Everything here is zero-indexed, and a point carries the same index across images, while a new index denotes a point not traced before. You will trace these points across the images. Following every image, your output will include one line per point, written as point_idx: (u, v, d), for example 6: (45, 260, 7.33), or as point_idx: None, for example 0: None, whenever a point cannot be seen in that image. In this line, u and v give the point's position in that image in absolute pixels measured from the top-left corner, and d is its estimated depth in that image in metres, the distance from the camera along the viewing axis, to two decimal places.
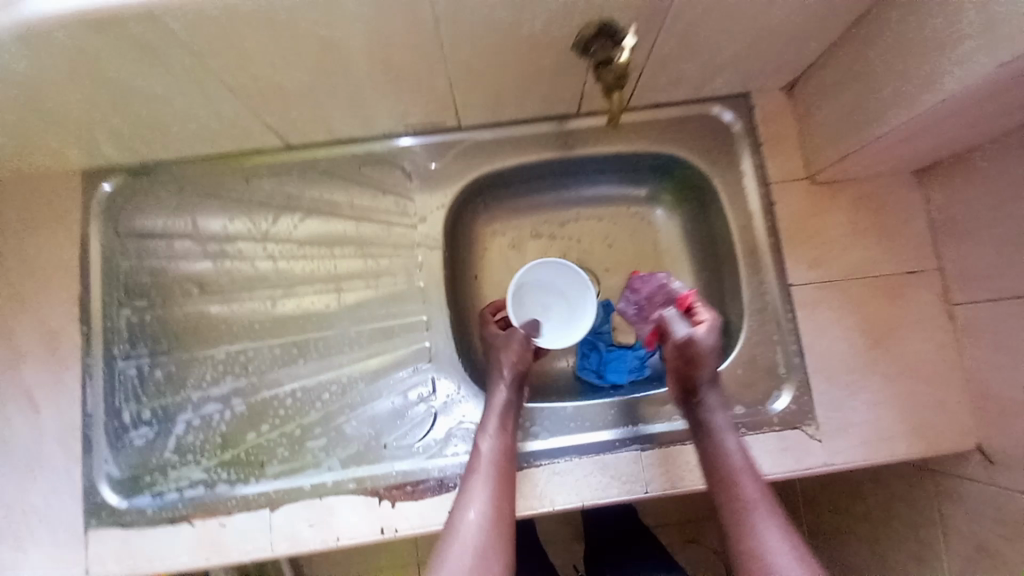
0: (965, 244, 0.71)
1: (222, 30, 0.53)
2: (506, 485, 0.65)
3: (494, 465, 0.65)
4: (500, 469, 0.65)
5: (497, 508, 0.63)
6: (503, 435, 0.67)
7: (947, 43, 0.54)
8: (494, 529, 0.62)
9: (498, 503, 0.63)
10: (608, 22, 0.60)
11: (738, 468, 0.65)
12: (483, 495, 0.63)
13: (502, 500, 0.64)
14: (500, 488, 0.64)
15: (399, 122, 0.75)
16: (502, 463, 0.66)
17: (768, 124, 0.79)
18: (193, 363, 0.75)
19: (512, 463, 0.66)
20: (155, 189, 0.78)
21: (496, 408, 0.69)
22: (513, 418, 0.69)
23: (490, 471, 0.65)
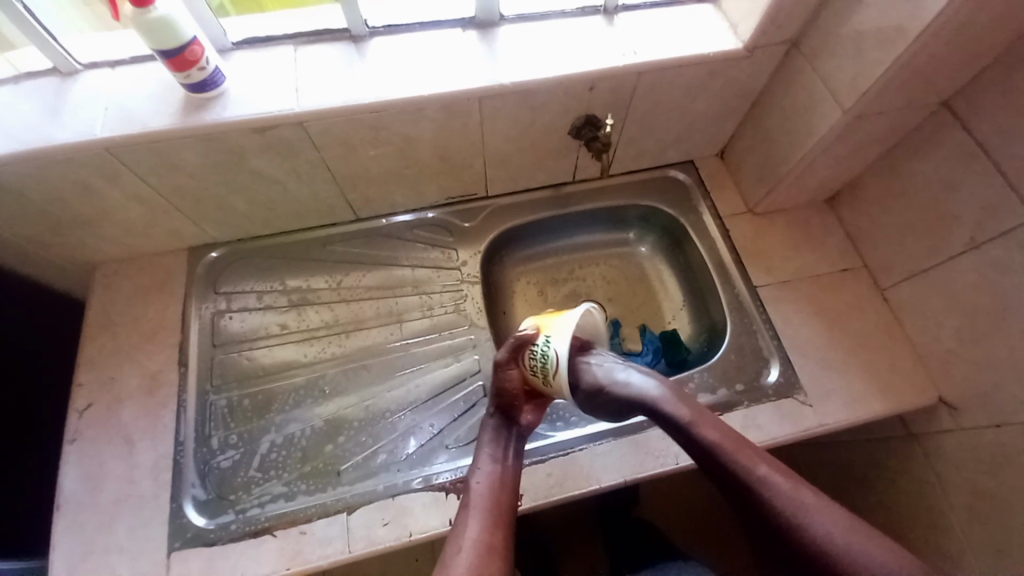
0: (875, 243, 0.96)
1: (344, 131, 0.79)
2: (501, 514, 0.67)
3: (486, 494, 0.69)
4: (495, 495, 0.68)
5: (493, 531, 0.64)
6: (495, 467, 0.73)
7: (815, 106, 0.83)
8: (490, 550, 0.61)
9: (493, 529, 0.65)
10: (592, 115, 0.89)
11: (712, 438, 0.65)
12: (476, 522, 0.65)
13: (499, 526, 0.65)
14: (494, 516, 0.66)
15: (444, 194, 0.99)
16: (497, 491, 0.70)
17: (712, 178, 1.07)
18: (277, 392, 0.87)
19: (507, 488, 0.70)
20: (250, 255, 0.97)
21: (488, 437, 0.76)
22: (503, 444, 0.76)
23: (485, 500, 0.68)
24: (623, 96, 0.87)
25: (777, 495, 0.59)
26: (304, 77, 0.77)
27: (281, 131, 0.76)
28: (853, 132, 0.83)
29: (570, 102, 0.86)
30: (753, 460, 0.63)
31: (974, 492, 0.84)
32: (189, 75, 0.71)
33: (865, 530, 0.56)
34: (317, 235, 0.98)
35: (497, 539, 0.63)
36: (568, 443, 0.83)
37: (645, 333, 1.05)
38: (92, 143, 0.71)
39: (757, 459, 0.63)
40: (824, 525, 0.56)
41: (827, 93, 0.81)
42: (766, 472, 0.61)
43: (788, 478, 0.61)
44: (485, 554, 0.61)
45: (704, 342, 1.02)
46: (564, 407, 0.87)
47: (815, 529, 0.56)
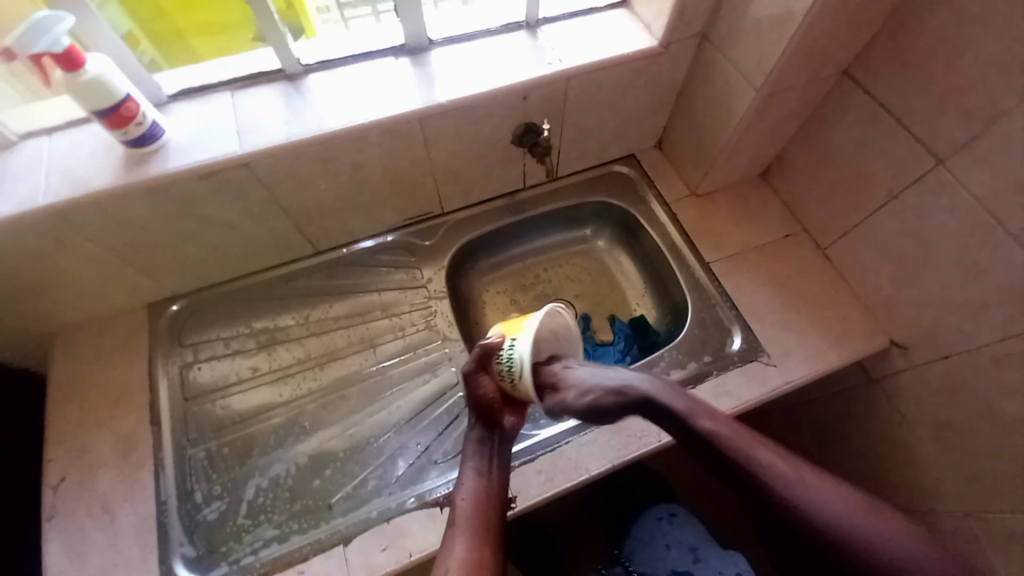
0: (809, 207, 1.03)
1: (291, 166, 0.80)
2: (486, 531, 0.68)
3: (472, 511, 0.70)
4: (480, 512, 0.69)
5: (481, 549, 0.65)
6: (479, 481, 0.73)
7: (733, 89, 0.90)
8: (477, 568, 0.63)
9: (479, 546, 0.66)
10: (531, 123, 0.94)
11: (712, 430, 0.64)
12: (463, 541, 0.66)
13: (486, 543, 0.66)
14: (480, 534, 0.67)
15: (400, 216, 1.01)
16: (483, 508, 0.70)
17: (654, 168, 1.13)
18: (257, 436, 0.86)
19: (492, 501, 0.71)
20: (212, 304, 0.96)
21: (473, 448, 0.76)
22: (488, 453, 0.75)
23: (470, 518, 0.69)
24: (558, 101, 0.92)
25: (774, 477, 0.59)
26: (245, 120, 0.79)
27: (229, 175, 0.77)
28: (770, 108, 0.89)
29: (509, 113, 0.90)
30: (751, 447, 0.62)
31: (938, 422, 0.90)
32: (128, 131, 0.71)
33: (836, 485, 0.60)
34: (279, 273, 0.99)
35: (484, 557, 0.65)
36: (553, 438, 0.84)
37: (614, 323, 1.08)
38: (35, 211, 0.71)
39: (766, 451, 0.62)
40: (828, 502, 0.58)
41: (740, 77, 0.88)
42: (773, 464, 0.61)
43: (798, 470, 0.60)
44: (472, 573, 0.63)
45: (669, 323, 1.07)
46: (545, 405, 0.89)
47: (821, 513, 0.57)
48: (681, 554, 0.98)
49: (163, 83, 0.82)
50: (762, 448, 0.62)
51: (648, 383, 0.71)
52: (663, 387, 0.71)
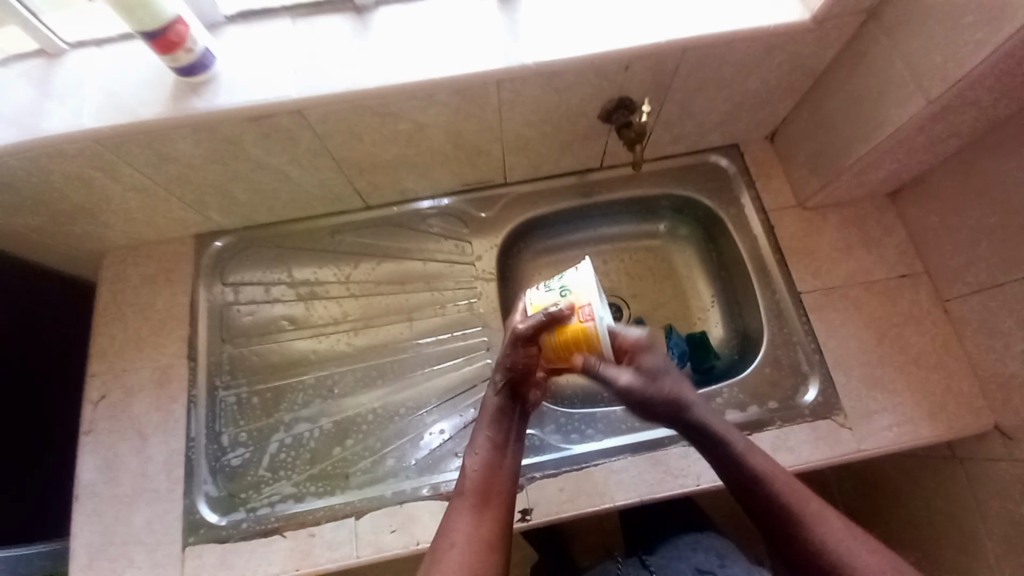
0: (941, 249, 0.85)
1: (346, 117, 0.71)
2: (492, 506, 0.62)
3: (479, 483, 0.64)
4: (490, 486, 0.63)
5: (489, 526, 0.60)
6: (488, 451, 0.66)
7: (889, 91, 0.71)
8: (485, 549, 0.58)
9: (486, 523, 0.61)
10: (625, 97, 0.78)
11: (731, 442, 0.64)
12: (468, 517, 0.61)
13: (493, 519, 0.61)
14: (487, 508, 0.62)
15: (457, 181, 0.92)
16: (490, 481, 0.64)
17: (759, 165, 0.96)
18: (285, 390, 0.85)
19: (501, 475, 0.65)
20: (256, 245, 0.92)
21: (489, 410, 0.68)
22: (505, 417, 0.68)
23: (477, 490, 0.63)
24: (664, 77, 0.76)
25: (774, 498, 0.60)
26: (302, 57, 0.69)
27: (279, 120, 0.70)
28: (935, 123, 0.70)
29: (602, 84, 0.75)
30: (760, 466, 0.62)
31: (1017, 524, 0.78)
32: (176, 58, 0.65)
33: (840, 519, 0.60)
34: (326, 223, 0.93)
35: (492, 536, 0.60)
36: (582, 457, 0.80)
37: (670, 335, 0.96)
38: (82, 135, 0.66)
39: (815, 504, 0.61)
40: (829, 536, 0.58)
41: (906, 78, 0.68)
42: (823, 518, 0.59)
43: (844, 524, 0.60)
44: (478, 553, 0.58)
45: (735, 348, 0.95)
46: (580, 418, 0.83)
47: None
48: (707, 557, 0.81)
49: (221, 1, 0.72)
50: (813, 501, 0.61)
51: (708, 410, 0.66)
52: (726, 425, 0.65)
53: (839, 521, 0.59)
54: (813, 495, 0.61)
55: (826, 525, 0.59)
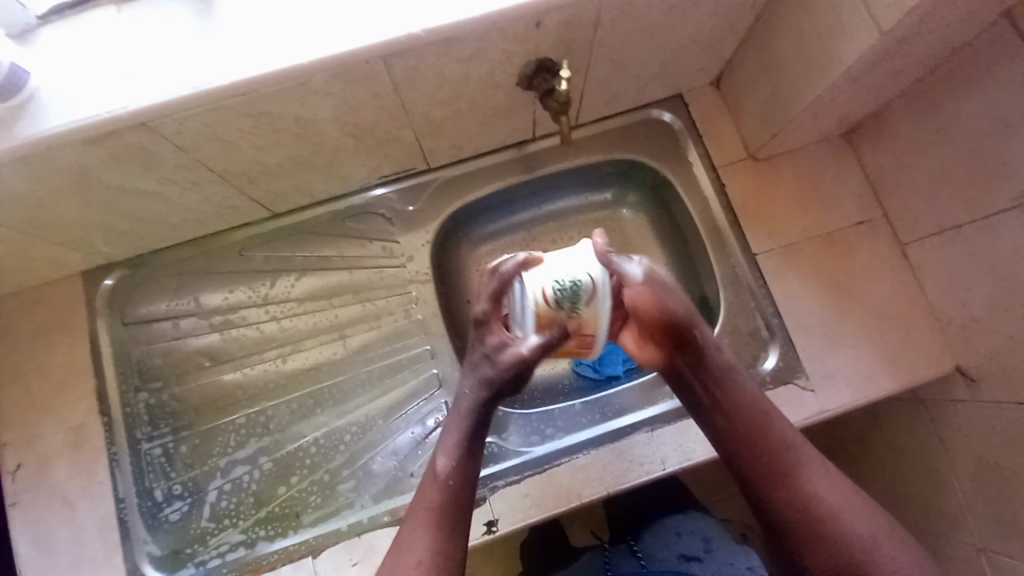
0: (899, 190, 0.79)
1: (207, 123, 0.59)
2: (458, 519, 0.58)
3: (448, 493, 0.59)
4: (457, 497, 0.59)
5: (451, 539, 0.57)
6: (457, 459, 0.60)
7: (837, 24, 0.62)
8: (445, 567, 0.56)
9: (449, 538, 0.57)
10: (544, 59, 0.67)
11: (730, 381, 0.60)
12: (431, 530, 0.57)
13: (456, 532, 0.58)
14: (451, 523, 0.58)
15: (372, 174, 0.81)
16: (456, 494, 0.59)
17: (705, 116, 0.87)
18: (216, 432, 0.78)
19: (466, 485, 0.60)
20: (154, 276, 0.81)
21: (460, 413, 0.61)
22: (477, 424, 0.61)
23: (445, 499, 0.59)
24: (584, 32, 0.65)
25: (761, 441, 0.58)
26: (136, 56, 0.56)
27: (125, 138, 0.57)
28: (891, 55, 0.62)
29: (512, 47, 0.63)
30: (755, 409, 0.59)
31: (980, 461, 0.77)
32: None
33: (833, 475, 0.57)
34: (231, 240, 0.82)
35: (452, 552, 0.57)
36: (545, 458, 0.76)
37: None
38: None
39: (807, 454, 0.57)
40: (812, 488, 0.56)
41: (856, 6, 0.59)
42: (808, 468, 0.57)
43: (832, 478, 0.56)
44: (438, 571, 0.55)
45: None
46: (540, 418, 0.79)
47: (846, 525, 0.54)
48: (693, 542, 0.83)
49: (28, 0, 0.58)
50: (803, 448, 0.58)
51: (713, 346, 0.61)
52: (728, 363, 0.60)
53: (827, 470, 0.57)
54: (808, 445, 0.58)
55: (816, 478, 0.56)
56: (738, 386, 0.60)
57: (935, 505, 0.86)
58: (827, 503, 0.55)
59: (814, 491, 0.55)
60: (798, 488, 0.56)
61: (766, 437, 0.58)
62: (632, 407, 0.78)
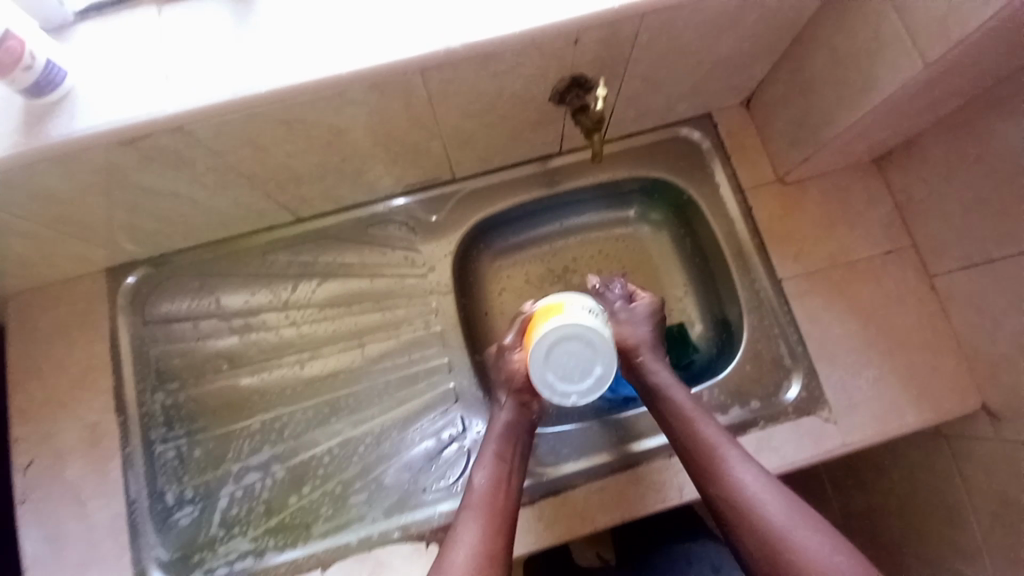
0: (930, 219, 0.78)
1: (241, 127, 0.59)
2: (502, 523, 0.59)
3: (492, 499, 0.61)
4: (499, 502, 0.60)
5: (492, 543, 0.57)
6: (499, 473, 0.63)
7: (877, 53, 0.61)
8: (486, 567, 0.55)
9: (495, 539, 0.57)
10: (578, 75, 0.67)
11: (667, 386, 0.68)
12: (477, 528, 0.58)
13: (498, 536, 0.58)
14: (497, 523, 0.59)
15: (398, 183, 0.80)
16: (499, 499, 0.61)
17: (733, 137, 0.86)
18: (230, 438, 0.77)
19: (508, 493, 0.62)
20: (175, 276, 0.81)
21: (498, 430, 0.67)
22: (514, 441, 0.66)
23: (489, 505, 0.60)
24: (620, 50, 0.64)
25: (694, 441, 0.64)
26: (173, 59, 0.57)
27: (159, 140, 0.57)
28: (931, 85, 0.61)
29: (548, 63, 0.63)
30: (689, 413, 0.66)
31: (1002, 501, 0.75)
32: (12, 79, 0.52)
33: (766, 479, 0.60)
34: (254, 242, 0.82)
35: (492, 554, 0.56)
36: (561, 480, 0.74)
37: None
38: None
39: (738, 455, 0.62)
40: (742, 486, 0.60)
41: (899, 35, 0.58)
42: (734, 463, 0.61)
43: (764, 481, 0.60)
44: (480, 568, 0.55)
45: (715, 340, 0.89)
46: (556, 437, 0.77)
47: (766, 515, 0.58)
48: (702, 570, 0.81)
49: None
50: (733, 447, 0.63)
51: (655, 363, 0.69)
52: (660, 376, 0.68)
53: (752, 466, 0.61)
54: (739, 446, 0.63)
55: (742, 473, 0.60)
56: (675, 397, 0.67)
57: (954, 542, 0.84)
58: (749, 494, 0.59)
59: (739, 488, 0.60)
60: (725, 485, 0.60)
61: (697, 436, 0.64)
62: (651, 431, 0.77)
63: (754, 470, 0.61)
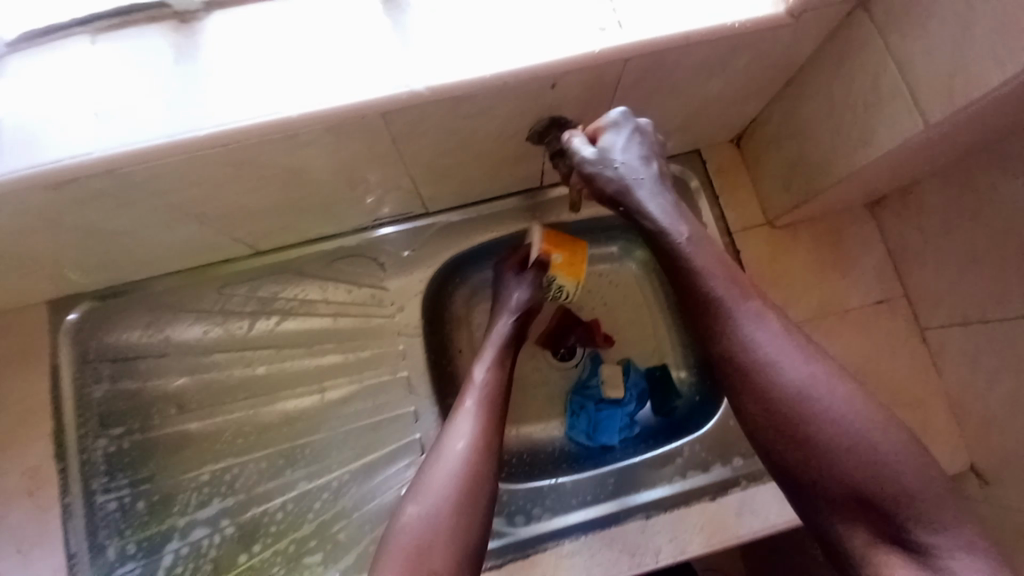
0: (923, 271, 0.74)
1: (185, 171, 0.53)
2: (494, 415, 0.63)
3: (488, 393, 0.65)
4: (492, 397, 0.64)
5: (481, 457, 0.59)
6: (492, 392, 0.65)
7: (876, 105, 0.57)
8: (470, 489, 0.57)
9: (486, 431, 0.61)
10: (557, 117, 0.62)
11: (705, 266, 0.56)
12: (466, 443, 0.60)
13: (488, 452, 0.59)
14: (489, 416, 0.62)
15: (367, 218, 0.75)
16: (494, 393, 0.65)
17: (722, 175, 0.82)
18: (178, 489, 0.72)
19: (500, 390, 0.66)
20: (126, 310, 0.75)
21: (496, 340, 0.71)
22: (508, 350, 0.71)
23: (482, 398, 0.64)
24: (603, 91, 0.59)
25: (725, 314, 0.55)
26: (108, 95, 0.51)
27: (92, 182, 0.51)
28: (931, 141, 0.57)
29: (525, 105, 0.58)
30: (728, 293, 0.55)
31: None
32: None
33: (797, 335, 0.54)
34: (215, 274, 0.76)
35: (479, 473, 0.58)
36: (530, 540, 0.71)
37: (628, 373, 0.86)
38: None
39: (767, 329, 0.54)
40: (781, 374, 0.52)
41: (900, 89, 0.54)
42: (784, 363, 0.52)
43: (800, 352, 0.52)
44: (465, 482, 0.57)
45: (696, 387, 0.86)
46: (526, 495, 0.74)
47: (831, 420, 0.49)
48: None
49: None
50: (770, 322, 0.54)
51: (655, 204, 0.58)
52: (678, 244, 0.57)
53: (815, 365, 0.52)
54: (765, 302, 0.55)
55: (783, 360, 0.52)
56: (700, 264, 0.56)
57: None
58: (806, 399, 0.50)
59: (778, 376, 0.52)
60: (769, 395, 0.52)
61: (716, 307, 0.55)
62: (625, 489, 0.74)
63: (815, 367, 0.52)
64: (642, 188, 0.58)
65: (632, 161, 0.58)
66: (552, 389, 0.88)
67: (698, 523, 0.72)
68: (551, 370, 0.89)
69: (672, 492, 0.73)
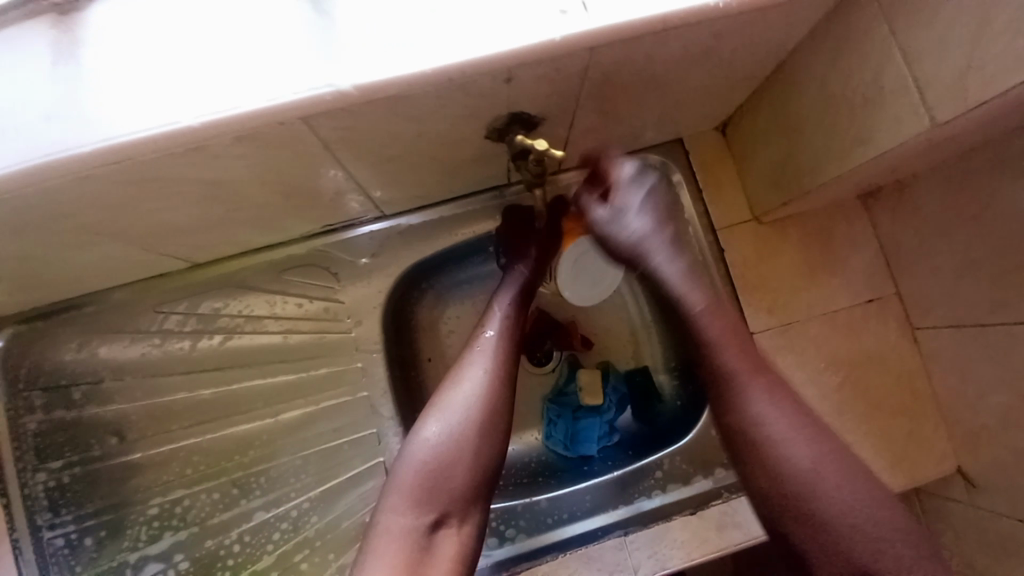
0: (917, 270, 0.70)
1: (80, 195, 0.46)
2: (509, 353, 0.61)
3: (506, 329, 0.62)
4: (508, 336, 0.62)
5: (496, 391, 0.58)
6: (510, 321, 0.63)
7: (878, 98, 0.50)
8: (487, 423, 0.56)
9: (502, 368, 0.59)
10: (518, 113, 0.55)
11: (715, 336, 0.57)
12: (483, 376, 0.58)
13: (505, 384, 0.58)
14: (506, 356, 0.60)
15: (314, 226, 0.68)
16: (509, 329, 0.63)
17: (707, 168, 0.75)
18: (125, 524, 0.68)
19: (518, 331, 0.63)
20: (54, 333, 0.67)
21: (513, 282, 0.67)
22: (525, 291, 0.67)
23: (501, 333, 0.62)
24: (568, 85, 0.52)
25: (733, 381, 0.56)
26: None
27: None
28: (935, 139, 0.51)
29: (478, 103, 0.50)
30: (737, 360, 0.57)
31: (965, 564, 0.72)
32: None
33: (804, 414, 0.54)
34: (167, 287, 0.69)
35: (497, 409, 0.57)
36: (507, 560, 0.69)
37: (606, 379, 0.81)
38: None
39: (772, 405, 0.55)
40: (788, 449, 0.52)
41: (907, 81, 0.47)
42: (792, 444, 0.53)
43: (808, 431, 0.53)
44: (483, 413, 0.56)
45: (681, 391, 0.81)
46: (500, 515, 0.72)
47: (832, 505, 0.50)
48: None
49: None
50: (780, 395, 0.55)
51: (669, 267, 0.59)
52: (690, 313, 0.58)
53: (822, 445, 0.52)
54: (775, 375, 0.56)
55: (788, 436, 0.53)
56: (710, 333, 0.58)
57: None
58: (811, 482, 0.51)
59: (780, 446, 0.53)
60: (771, 468, 0.53)
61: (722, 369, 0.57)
62: (603, 505, 0.71)
63: (822, 452, 0.52)
64: (653, 249, 0.59)
65: (640, 221, 0.59)
66: (528, 397, 0.84)
67: (680, 538, 0.69)
68: (527, 377, 0.84)
69: (653, 508, 0.71)
